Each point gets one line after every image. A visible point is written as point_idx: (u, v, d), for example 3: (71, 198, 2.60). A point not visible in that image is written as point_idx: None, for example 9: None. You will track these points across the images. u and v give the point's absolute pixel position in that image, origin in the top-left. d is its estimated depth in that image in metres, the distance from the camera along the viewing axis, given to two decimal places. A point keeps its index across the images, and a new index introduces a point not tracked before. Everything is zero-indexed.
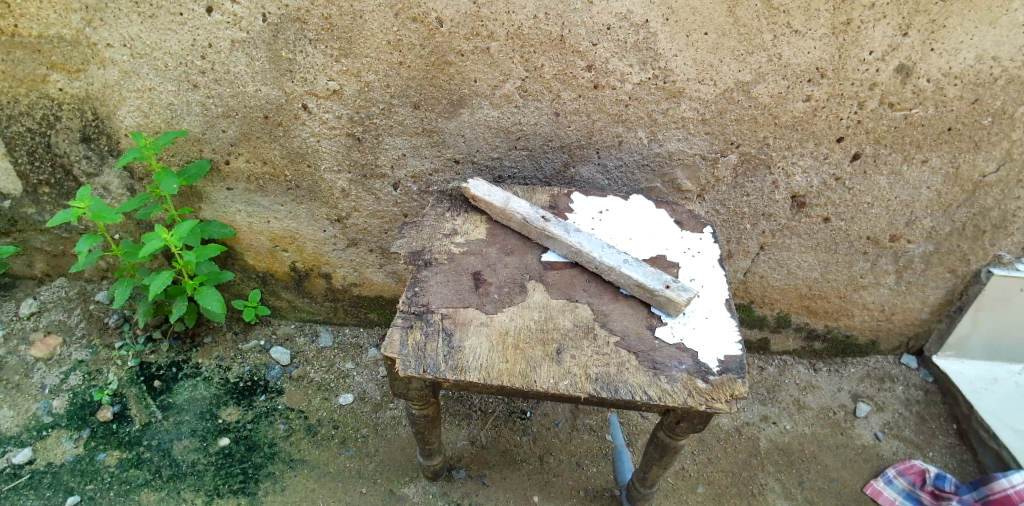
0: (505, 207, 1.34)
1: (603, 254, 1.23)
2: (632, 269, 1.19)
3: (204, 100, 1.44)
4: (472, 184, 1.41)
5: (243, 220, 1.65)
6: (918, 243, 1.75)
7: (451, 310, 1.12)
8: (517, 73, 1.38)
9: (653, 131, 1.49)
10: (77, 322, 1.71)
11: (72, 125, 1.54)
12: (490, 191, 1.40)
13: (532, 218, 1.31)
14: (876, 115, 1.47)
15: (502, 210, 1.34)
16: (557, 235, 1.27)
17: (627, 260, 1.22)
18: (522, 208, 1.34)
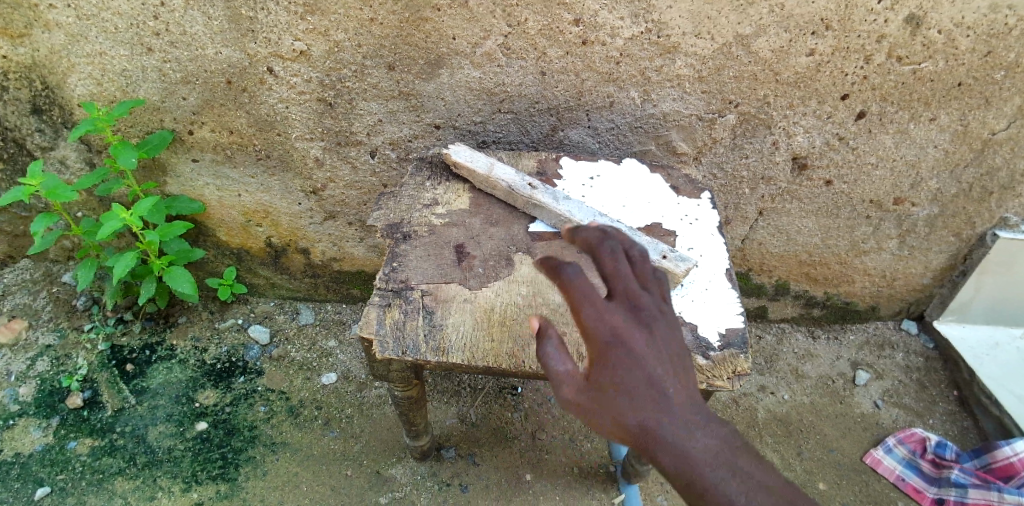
0: (489, 174, 1.24)
1: (594, 223, 1.15)
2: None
3: (161, 65, 1.34)
4: (454, 150, 1.32)
5: (213, 195, 1.56)
6: (922, 206, 1.68)
7: (431, 286, 1.04)
8: (499, 29, 1.27)
9: (646, 90, 1.39)
10: (44, 306, 1.63)
11: (21, 95, 1.43)
12: (473, 157, 1.31)
13: (518, 186, 1.22)
14: (882, 70, 1.37)
15: (485, 177, 1.24)
16: (545, 204, 1.18)
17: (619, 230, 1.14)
18: (507, 175, 1.25)
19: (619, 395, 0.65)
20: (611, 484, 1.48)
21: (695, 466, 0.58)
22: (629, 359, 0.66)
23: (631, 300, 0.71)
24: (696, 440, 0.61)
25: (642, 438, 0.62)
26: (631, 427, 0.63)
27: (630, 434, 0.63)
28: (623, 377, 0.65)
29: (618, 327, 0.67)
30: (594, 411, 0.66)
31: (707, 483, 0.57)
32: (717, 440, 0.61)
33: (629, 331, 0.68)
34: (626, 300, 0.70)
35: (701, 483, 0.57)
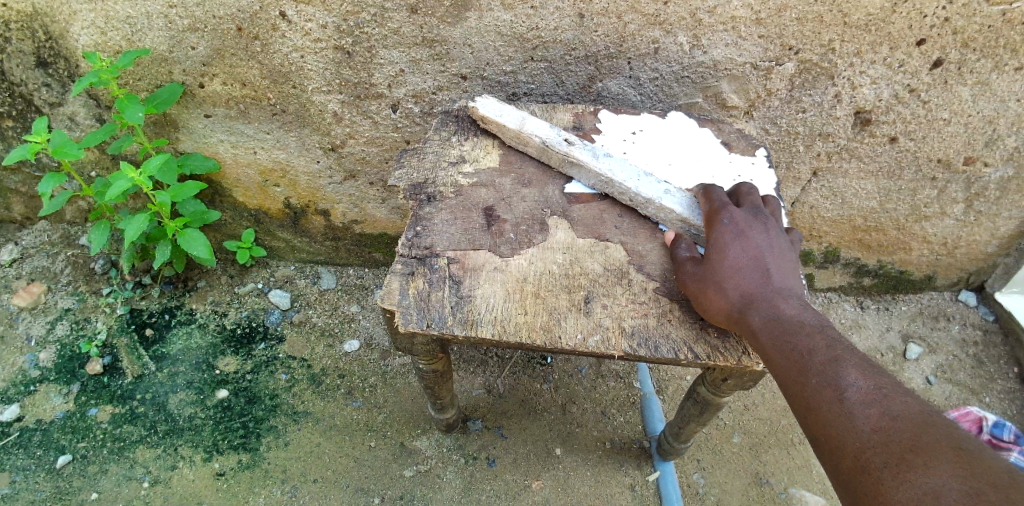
0: (521, 130, 1.13)
1: (639, 184, 1.04)
2: (674, 202, 1.00)
3: (165, 11, 1.23)
4: (481, 103, 1.20)
5: (227, 152, 1.47)
6: (996, 167, 1.52)
7: (459, 254, 0.95)
8: None
9: (696, 35, 1.25)
10: (62, 269, 1.59)
11: (24, 47, 1.35)
12: (502, 110, 1.19)
13: (552, 142, 1.11)
14: (968, 10, 1.20)
15: (516, 134, 1.13)
16: (584, 162, 1.07)
17: (668, 191, 1.03)
18: (540, 131, 1.13)
19: (726, 268, 0.83)
20: (644, 460, 1.41)
21: (785, 323, 0.74)
22: (736, 237, 0.87)
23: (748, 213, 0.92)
24: (793, 311, 0.76)
25: (742, 304, 0.79)
26: (733, 295, 0.81)
27: (731, 301, 0.80)
28: (730, 253, 0.84)
29: (734, 222, 0.89)
30: (702, 283, 0.84)
31: (793, 335, 0.72)
32: (813, 320, 0.75)
33: (747, 225, 0.88)
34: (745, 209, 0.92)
35: (791, 334, 0.72)
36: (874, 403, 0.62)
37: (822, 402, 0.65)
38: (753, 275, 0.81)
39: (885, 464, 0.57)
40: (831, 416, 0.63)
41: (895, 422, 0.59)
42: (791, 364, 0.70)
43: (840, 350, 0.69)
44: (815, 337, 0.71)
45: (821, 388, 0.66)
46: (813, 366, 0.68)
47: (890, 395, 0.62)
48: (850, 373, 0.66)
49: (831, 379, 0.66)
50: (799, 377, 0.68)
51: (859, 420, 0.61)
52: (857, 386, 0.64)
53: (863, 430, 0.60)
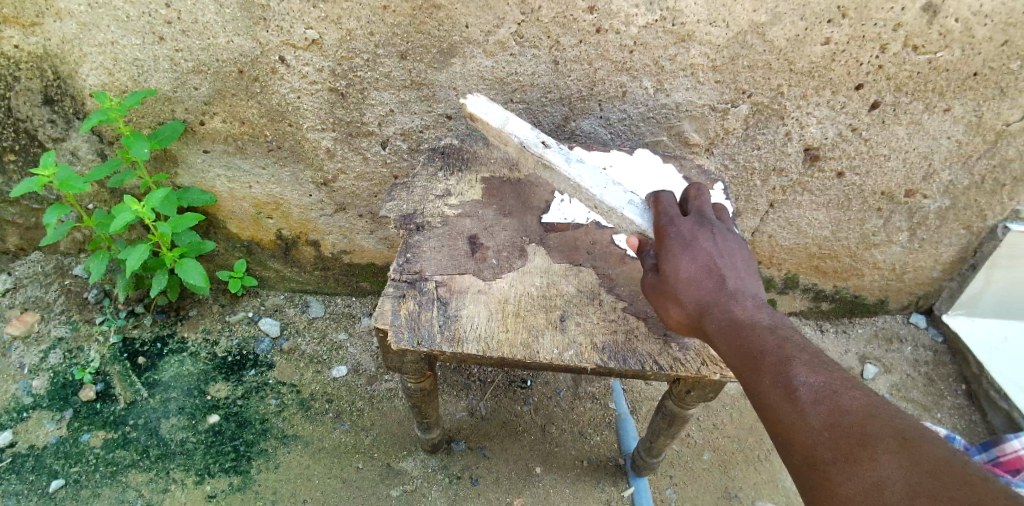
0: (502, 128, 1.23)
1: (605, 193, 1.11)
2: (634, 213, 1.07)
3: (171, 55, 1.34)
4: (471, 100, 1.29)
5: (223, 186, 1.55)
6: (933, 199, 1.67)
7: (446, 277, 1.04)
8: (513, 17, 1.26)
9: (659, 80, 1.38)
10: (54, 298, 1.63)
11: (32, 86, 1.45)
12: (488, 108, 1.28)
13: (528, 145, 1.20)
14: (898, 59, 1.36)
15: (497, 132, 1.23)
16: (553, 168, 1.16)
17: (631, 202, 1.09)
18: (518, 132, 1.23)
19: (679, 278, 0.85)
20: (621, 477, 1.48)
21: (736, 325, 0.77)
22: (687, 245, 0.89)
23: (696, 217, 0.95)
24: (745, 312, 0.79)
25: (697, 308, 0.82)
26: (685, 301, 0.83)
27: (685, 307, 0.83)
28: (682, 262, 0.86)
29: (681, 228, 0.92)
30: (660, 296, 0.86)
31: (743, 336, 0.75)
32: (763, 318, 0.78)
33: (696, 234, 0.91)
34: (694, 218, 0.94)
35: (745, 336, 0.75)
36: (823, 399, 0.65)
37: (775, 403, 0.68)
38: (703, 278, 0.84)
39: (835, 460, 0.60)
40: (785, 416, 0.66)
41: (842, 416, 0.62)
42: (746, 366, 0.73)
43: (789, 349, 0.72)
44: (766, 337, 0.74)
45: (774, 390, 0.69)
46: (766, 367, 0.71)
47: (837, 389, 0.65)
48: (800, 370, 0.69)
49: (783, 380, 0.69)
50: (753, 380, 0.71)
51: (811, 419, 0.64)
52: (807, 385, 0.67)
53: (814, 427, 0.63)
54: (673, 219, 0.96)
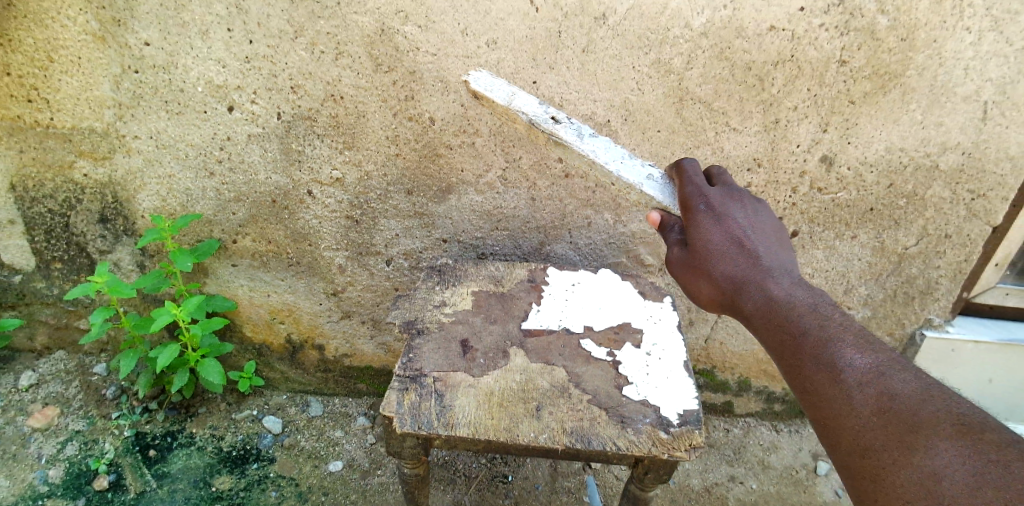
0: (507, 106, 1.37)
1: (622, 170, 1.32)
2: (653, 187, 1.28)
3: (217, 186, 1.64)
4: (472, 78, 1.43)
5: (244, 294, 1.79)
6: (856, 309, 1.97)
7: (442, 374, 1.26)
8: (499, 164, 1.60)
9: (618, 214, 1.70)
10: (74, 394, 1.80)
11: (92, 207, 1.72)
12: (490, 86, 1.41)
13: (540, 119, 1.36)
14: (807, 198, 1.74)
15: (504, 109, 1.37)
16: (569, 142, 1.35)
17: (648, 177, 1.31)
18: (527, 107, 1.38)
19: (715, 259, 1.01)
20: None
21: (775, 308, 0.91)
22: (717, 223, 1.04)
23: (721, 194, 1.10)
24: (780, 291, 0.93)
25: (733, 290, 0.98)
26: (723, 285, 0.99)
27: (722, 288, 0.99)
28: (715, 242, 1.02)
29: (710, 209, 1.07)
30: (698, 277, 1.03)
31: (786, 319, 0.89)
32: (800, 298, 0.92)
33: (728, 212, 1.06)
34: (725, 197, 1.09)
35: (783, 314, 0.90)
36: (871, 385, 0.78)
37: (822, 387, 0.82)
38: (737, 263, 0.99)
39: (881, 447, 0.74)
40: (834, 401, 0.80)
41: (890, 402, 0.76)
42: (788, 344, 0.88)
43: (831, 330, 0.85)
44: (807, 319, 0.88)
45: (821, 373, 0.82)
46: (809, 351, 0.85)
47: (881, 374, 0.79)
48: (845, 354, 0.82)
49: (830, 363, 0.82)
50: (800, 362, 0.85)
51: (860, 406, 0.78)
52: (853, 367, 0.80)
53: (863, 414, 0.77)
54: (704, 195, 1.10)
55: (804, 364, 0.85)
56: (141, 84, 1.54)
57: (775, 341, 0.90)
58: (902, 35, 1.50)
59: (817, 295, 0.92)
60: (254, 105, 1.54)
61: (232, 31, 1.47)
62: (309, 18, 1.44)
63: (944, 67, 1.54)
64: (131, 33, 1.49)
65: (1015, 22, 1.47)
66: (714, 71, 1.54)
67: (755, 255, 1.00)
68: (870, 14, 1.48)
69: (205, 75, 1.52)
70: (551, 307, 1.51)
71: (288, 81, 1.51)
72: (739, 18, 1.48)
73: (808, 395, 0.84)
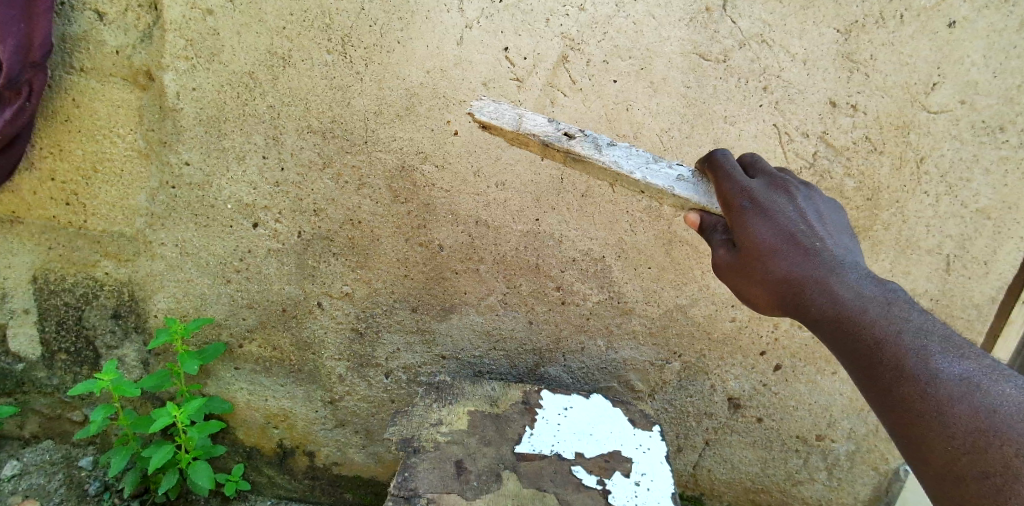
0: (518, 128, 1.28)
1: (648, 175, 1.25)
2: (685, 189, 1.21)
3: (232, 292, 1.74)
4: (479, 103, 1.31)
5: (243, 397, 1.83)
6: (841, 442, 1.96)
7: (436, 495, 1.32)
8: (500, 289, 1.72)
9: (610, 340, 1.79)
10: (56, 488, 1.81)
11: (107, 303, 1.79)
12: (497, 108, 1.31)
13: (553, 138, 1.27)
14: (789, 334, 1.82)
15: (515, 132, 1.28)
16: (589, 157, 1.27)
17: (679, 178, 1.23)
18: (538, 128, 1.28)
19: (768, 257, 0.96)
20: None
21: (839, 312, 0.87)
22: (763, 219, 1.00)
23: (763, 186, 1.05)
24: (845, 291, 0.88)
25: (792, 293, 0.94)
26: (779, 288, 0.95)
27: (779, 292, 0.95)
28: (762, 239, 0.98)
29: (753, 203, 1.02)
30: (748, 278, 0.99)
31: (856, 324, 0.85)
32: (867, 296, 0.87)
33: (771, 206, 1.01)
34: (766, 190, 1.04)
35: (854, 319, 0.85)
36: (963, 400, 0.73)
37: (906, 404, 0.77)
38: (794, 263, 0.94)
39: (983, 474, 0.69)
40: (922, 421, 0.75)
41: (989, 420, 0.70)
42: (868, 353, 0.82)
43: (909, 336, 0.80)
44: (879, 323, 0.83)
45: (902, 386, 0.77)
46: (889, 359, 0.80)
47: (975, 387, 0.73)
48: (931, 364, 0.77)
49: (913, 376, 0.77)
50: (877, 374, 0.81)
51: (956, 427, 0.72)
52: (942, 379, 0.75)
53: (958, 436, 0.72)
54: (745, 188, 1.05)
55: (881, 376, 0.80)
56: (175, 198, 1.68)
57: (846, 348, 0.86)
58: (867, 195, 1.68)
59: (886, 294, 0.87)
60: (278, 224, 1.67)
61: (267, 158, 1.63)
62: (338, 153, 1.62)
63: (908, 224, 1.70)
64: (174, 153, 1.64)
65: (967, 189, 1.65)
66: None
67: (811, 253, 0.95)
68: (838, 176, 1.67)
69: (236, 194, 1.66)
70: (544, 430, 1.56)
71: (312, 205, 1.66)
72: None
73: (888, 411, 0.79)
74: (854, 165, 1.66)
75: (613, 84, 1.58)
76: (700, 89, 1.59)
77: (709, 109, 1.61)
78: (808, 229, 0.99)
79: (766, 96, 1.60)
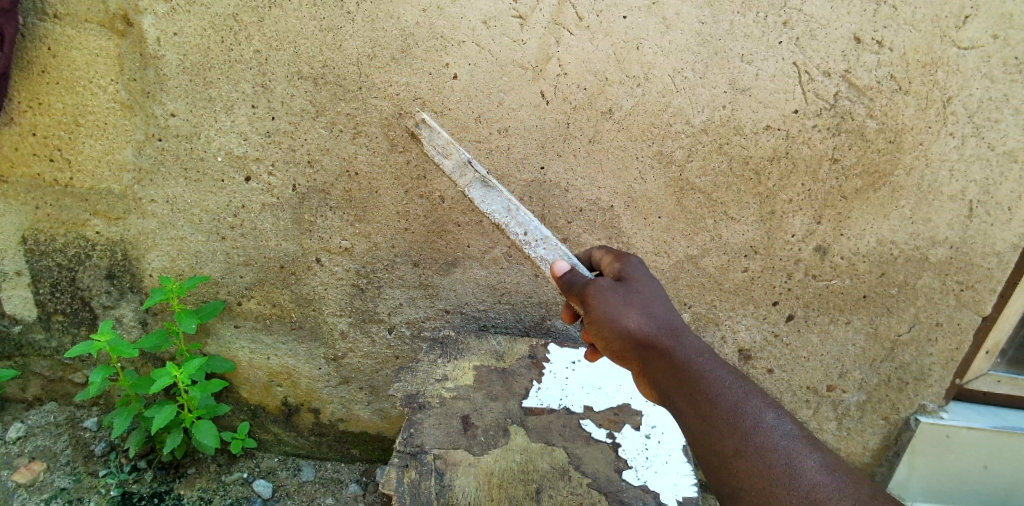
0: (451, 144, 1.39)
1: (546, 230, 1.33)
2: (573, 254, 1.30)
3: (228, 249, 1.68)
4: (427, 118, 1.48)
5: (244, 356, 1.80)
6: (852, 393, 1.94)
7: (442, 451, 1.29)
8: (504, 242, 1.66)
9: None
10: (63, 449, 1.79)
11: (100, 263, 1.74)
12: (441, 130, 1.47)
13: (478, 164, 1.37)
14: (802, 283, 1.78)
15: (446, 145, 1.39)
16: (498, 190, 1.32)
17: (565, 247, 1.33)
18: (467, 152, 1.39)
19: (654, 301, 1.07)
20: None
21: (709, 356, 0.95)
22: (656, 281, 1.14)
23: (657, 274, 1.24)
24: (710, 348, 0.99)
25: (666, 333, 1.01)
26: (656, 325, 1.03)
27: (655, 328, 1.02)
28: (653, 290, 1.10)
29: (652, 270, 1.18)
30: (628, 307, 1.06)
31: (715, 373, 0.93)
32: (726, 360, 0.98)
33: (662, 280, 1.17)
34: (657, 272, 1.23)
35: (717, 365, 0.94)
36: (810, 458, 0.80)
37: (758, 454, 0.82)
38: (672, 313, 1.06)
39: None
40: (772, 471, 0.80)
41: (828, 477, 0.78)
42: (728, 395, 0.89)
43: (766, 396, 0.89)
44: (742, 379, 0.91)
45: (757, 438, 0.83)
46: (747, 410, 0.87)
47: (813, 448, 0.82)
48: (781, 422, 0.85)
49: (766, 429, 0.84)
50: (733, 420, 0.86)
51: (801, 478, 0.78)
52: (788, 436, 0.83)
53: (800, 486, 0.77)
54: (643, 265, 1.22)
55: (737, 423, 0.85)
56: (163, 152, 1.60)
57: (704, 389, 0.90)
58: (890, 137, 1.60)
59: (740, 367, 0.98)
60: (271, 177, 1.60)
61: (256, 108, 1.55)
62: (331, 100, 1.53)
63: (931, 167, 1.62)
64: (159, 104, 1.56)
65: (995, 130, 1.56)
66: (713, 164, 1.63)
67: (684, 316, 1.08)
68: (860, 117, 1.58)
69: (226, 146, 1.58)
70: (551, 384, 1.53)
71: (306, 156, 1.58)
72: (737, 118, 1.58)
73: (737, 458, 0.83)
74: (878, 105, 1.57)
75: (622, 20, 1.48)
76: (716, 25, 1.49)
77: (725, 47, 1.51)
78: None
79: (786, 31, 1.50)
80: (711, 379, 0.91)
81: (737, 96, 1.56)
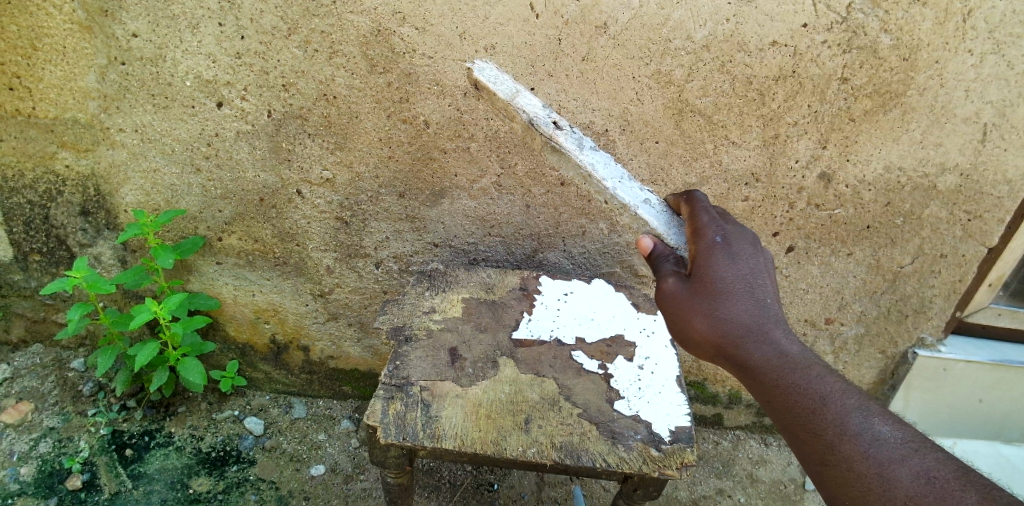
0: (513, 99, 1.38)
1: (619, 189, 1.33)
2: (648, 211, 1.27)
3: (204, 182, 1.61)
4: (476, 69, 1.43)
5: (229, 293, 1.77)
6: (849, 326, 1.91)
7: (429, 382, 1.25)
8: (493, 170, 1.59)
9: (612, 224, 1.66)
10: (50, 389, 1.77)
11: (73, 199, 1.66)
12: (496, 80, 1.43)
13: (541, 121, 1.36)
14: (804, 213, 1.71)
15: (509, 101, 1.38)
16: (567, 151, 1.34)
17: (645, 201, 1.31)
18: (528, 107, 1.38)
19: (725, 293, 0.95)
20: None
21: (784, 361, 0.88)
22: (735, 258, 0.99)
23: (736, 230, 1.06)
24: (789, 345, 0.90)
25: (738, 333, 0.92)
26: (727, 326, 0.93)
27: (725, 334, 0.93)
28: (724, 276, 0.97)
29: (724, 243, 1.02)
30: (696, 308, 0.96)
31: (793, 379, 0.86)
32: (806, 353, 0.90)
33: (741, 248, 1.02)
34: (738, 232, 1.05)
35: (795, 371, 0.86)
36: (904, 464, 0.74)
37: (846, 463, 0.78)
38: (747, 308, 0.94)
39: None
40: (864, 480, 0.76)
41: (927, 486, 0.71)
42: (805, 405, 0.84)
43: (848, 397, 0.83)
44: (822, 383, 0.85)
45: (845, 444, 0.79)
46: (827, 419, 0.82)
47: (915, 450, 0.76)
48: (868, 427, 0.80)
49: (851, 434, 0.79)
50: (816, 430, 0.82)
51: (896, 488, 0.73)
52: (878, 442, 0.78)
53: (895, 496, 0.72)
54: (720, 228, 1.06)
55: (819, 433, 0.82)
56: (127, 76, 1.49)
57: (782, 402, 0.86)
58: (904, 54, 1.48)
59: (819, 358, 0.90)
60: (244, 102, 1.51)
61: (224, 26, 1.43)
62: (303, 16, 1.40)
63: (945, 87, 1.51)
64: (119, 24, 1.43)
65: (1016, 46, 1.44)
66: (715, 84, 1.53)
67: (763, 302, 0.95)
68: (874, 32, 1.45)
69: (194, 69, 1.48)
70: (542, 316, 1.49)
71: (280, 78, 1.48)
72: (741, 32, 1.46)
73: (826, 468, 0.80)
74: (893, 19, 1.44)
75: None
76: None
77: None
78: (766, 275, 1.00)
79: None
80: (788, 389, 0.86)
81: (742, 7, 1.43)
